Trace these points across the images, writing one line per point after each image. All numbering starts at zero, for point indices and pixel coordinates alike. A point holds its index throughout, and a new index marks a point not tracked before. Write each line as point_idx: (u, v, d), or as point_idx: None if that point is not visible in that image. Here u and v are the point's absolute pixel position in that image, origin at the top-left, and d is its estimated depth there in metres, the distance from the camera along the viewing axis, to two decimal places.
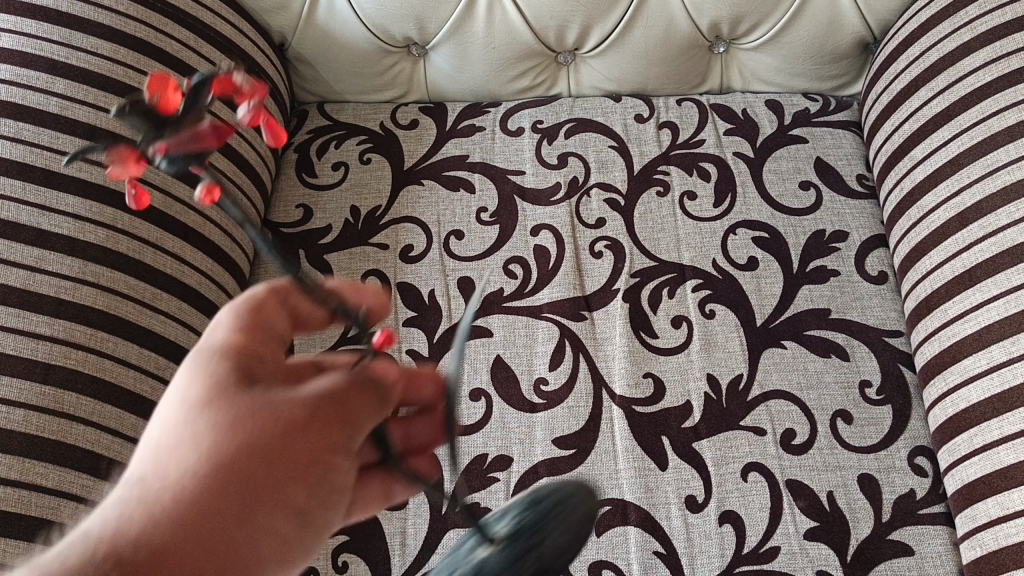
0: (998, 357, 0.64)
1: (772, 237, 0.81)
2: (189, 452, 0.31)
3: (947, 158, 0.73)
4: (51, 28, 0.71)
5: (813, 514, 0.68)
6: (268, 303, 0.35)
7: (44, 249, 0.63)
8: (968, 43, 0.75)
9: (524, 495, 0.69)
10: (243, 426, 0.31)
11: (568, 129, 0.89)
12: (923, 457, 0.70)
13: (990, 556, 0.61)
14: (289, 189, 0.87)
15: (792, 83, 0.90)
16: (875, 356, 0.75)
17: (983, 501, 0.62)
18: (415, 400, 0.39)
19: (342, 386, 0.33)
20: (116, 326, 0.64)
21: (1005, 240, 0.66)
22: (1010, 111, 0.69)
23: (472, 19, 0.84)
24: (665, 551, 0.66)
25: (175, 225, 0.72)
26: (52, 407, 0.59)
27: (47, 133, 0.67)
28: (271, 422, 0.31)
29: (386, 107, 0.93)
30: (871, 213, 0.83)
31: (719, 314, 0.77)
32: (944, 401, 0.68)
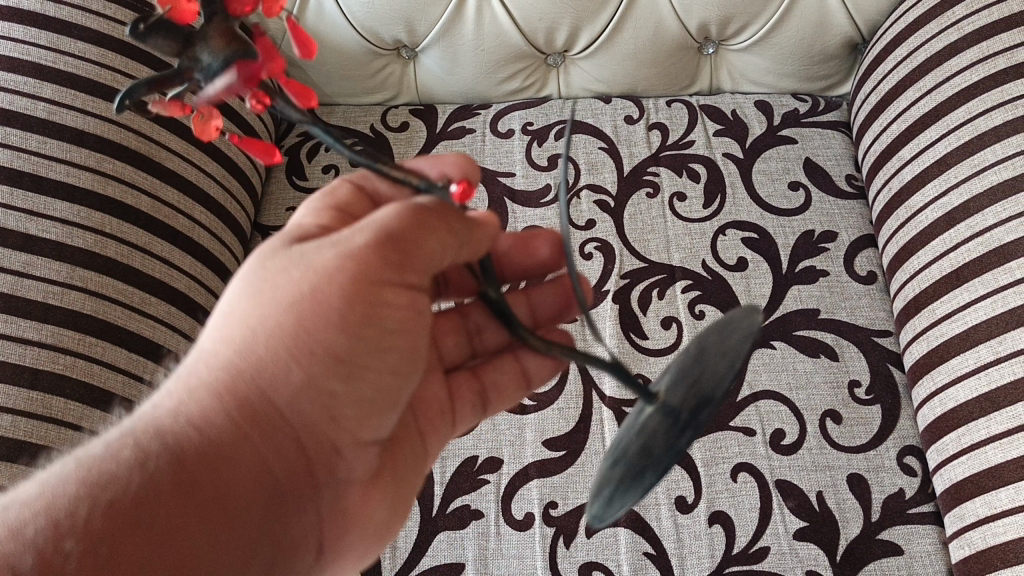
0: (985, 356, 0.64)
1: (762, 237, 0.81)
2: (237, 325, 0.41)
3: (935, 158, 0.73)
4: (39, 33, 0.71)
5: (802, 514, 0.68)
6: (347, 194, 0.48)
7: (32, 254, 0.63)
8: (955, 44, 0.75)
9: (514, 496, 0.69)
10: (266, 295, 0.40)
11: (557, 131, 0.89)
12: (912, 456, 0.70)
13: (978, 556, 0.61)
14: (280, 192, 0.87)
15: (781, 83, 0.91)
16: (865, 356, 0.75)
17: (970, 501, 0.62)
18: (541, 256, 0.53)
19: (366, 247, 0.39)
20: (104, 331, 0.64)
21: (992, 240, 0.66)
22: (996, 111, 0.70)
23: (461, 21, 0.84)
24: (655, 552, 0.67)
25: (164, 229, 0.72)
26: (40, 412, 0.59)
27: (35, 139, 0.67)
28: (284, 280, 0.40)
29: (377, 109, 0.93)
30: (860, 213, 0.83)
31: (708, 315, 0.77)
32: (932, 401, 0.68)
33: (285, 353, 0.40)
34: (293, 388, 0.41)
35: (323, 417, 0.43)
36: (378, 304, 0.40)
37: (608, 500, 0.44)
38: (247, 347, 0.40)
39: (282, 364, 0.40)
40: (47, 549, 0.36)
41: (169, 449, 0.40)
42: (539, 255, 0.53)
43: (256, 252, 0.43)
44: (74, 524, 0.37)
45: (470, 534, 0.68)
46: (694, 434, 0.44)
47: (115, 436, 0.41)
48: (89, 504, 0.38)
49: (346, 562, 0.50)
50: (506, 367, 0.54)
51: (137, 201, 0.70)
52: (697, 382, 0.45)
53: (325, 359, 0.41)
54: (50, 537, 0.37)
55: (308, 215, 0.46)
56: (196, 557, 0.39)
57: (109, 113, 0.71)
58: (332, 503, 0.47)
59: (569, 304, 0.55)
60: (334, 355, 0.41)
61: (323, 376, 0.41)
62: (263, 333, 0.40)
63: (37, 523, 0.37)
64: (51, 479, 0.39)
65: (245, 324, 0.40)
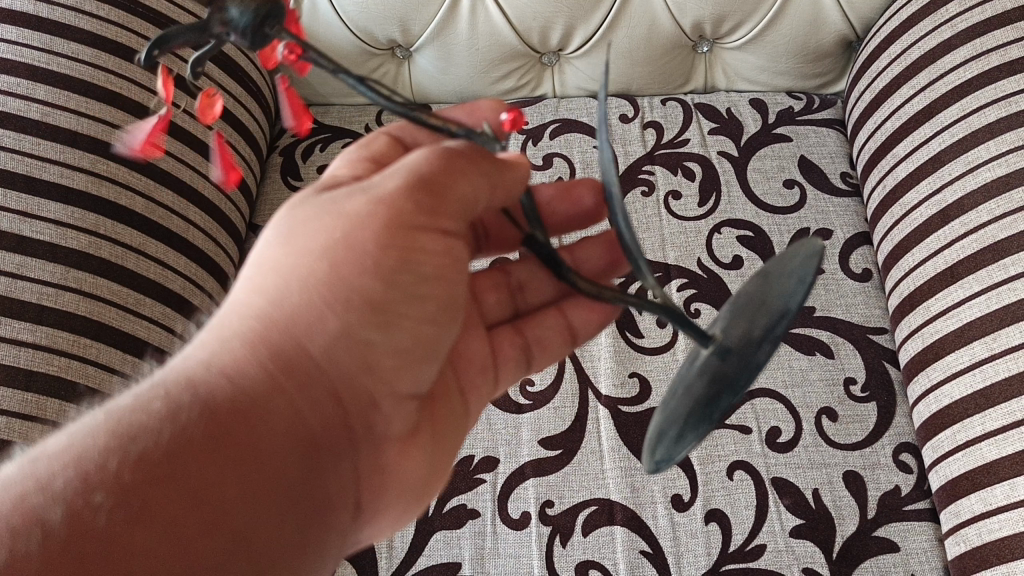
0: (980, 353, 0.64)
1: (756, 236, 0.81)
2: (272, 275, 0.40)
3: (928, 155, 0.73)
4: (32, 34, 0.71)
5: (798, 512, 0.68)
6: (384, 144, 0.48)
7: (26, 255, 0.63)
8: (948, 41, 0.75)
9: (511, 496, 0.69)
10: (301, 245, 0.40)
11: (552, 130, 0.89)
12: (908, 453, 0.70)
13: (974, 552, 0.61)
14: (274, 193, 0.87)
15: (775, 81, 0.91)
16: (860, 353, 0.75)
17: (965, 497, 0.62)
18: (585, 205, 0.54)
19: (397, 191, 0.39)
20: (98, 332, 0.64)
21: (985, 237, 0.66)
22: (989, 108, 0.70)
23: (455, 20, 0.84)
24: (651, 550, 0.67)
25: (158, 229, 0.71)
26: (34, 414, 0.59)
27: (28, 140, 0.67)
28: (319, 229, 0.40)
29: (372, 109, 0.93)
30: (855, 211, 0.83)
31: (704, 313, 0.77)
32: (927, 398, 0.68)
33: (321, 297, 0.39)
34: (331, 335, 0.39)
35: (363, 368, 0.40)
36: (414, 249, 0.39)
37: (676, 438, 0.42)
38: (282, 296, 0.39)
39: (317, 311, 0.39)
40: (77, 498, 0.34)
41: (201, 398, 0.37)
42: (582, 203, 0.54)
43: (290, 206, 0.42)
44: (104, 476, 0.35)
45: (466, 533, 0.68)
46: (769, 352, 0.41)
47: (143, 389, 0.39)
48: (118, 454, 0.35)
49: (384, 528, 0.47)
50: (550, 322, 0.52)
51: (131, 201, 0.70)
52: (762, 301, 0.42)
53: (362, 305, 0.39)
54: (79, 488, 0.34)
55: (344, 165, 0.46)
56: (234, 512, 0.36)
57: (102, 114, 0.71)
58: (372, 461, 0.43)
59: (617, 256, 0.54)
60: (371, 299, 0.39)
61: (362, 324, 0.39)
62: (300, 282, 0.39)
63: (66, 476, 0.35)
64: (74, 434, 0.37)
65: (278, 273, 0.40)
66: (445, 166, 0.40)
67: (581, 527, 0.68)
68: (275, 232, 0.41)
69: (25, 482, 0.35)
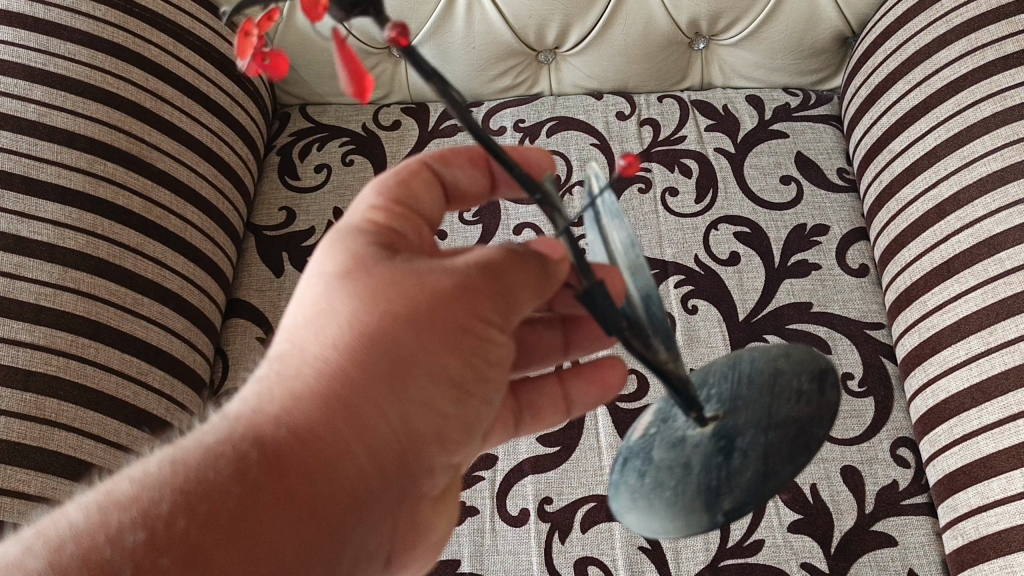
0: (976, 347, 0.64)
1: (753, 231, 0.81)
2: (332, 326, 0.36)
3: (924, 150, 0.73)
4: (28, 35, 0.71)
5: (796, 507, 0.68)
6: (420, 181, 0.43)
7: (24, 256, 0.63)
8: (943, 36, 0.75)
9: (510, 493, 0.70)
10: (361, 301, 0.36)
11: (549, 127, 0.89)
12: (905, 448, 0.71)
13: (971, 545, 0.61)
14: (272, 192, 0.87)
15: (772, 78, 0.90)
16: (857, 348, 0.75)
17: (962, 491, 0.63)
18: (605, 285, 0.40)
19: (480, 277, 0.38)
20: (97, 332, 0.65)
21: (982, 230, 0.66)
22: (984, 102, 0.70)
23: (452, 19, 0.84)
24: (650, 546, 0.67)
25: (155, 229, 0.72)
26: (33, 413, 0.59)
27: (26, 140, 0.67)
28: (379, 287, 0.37)
29: (368, 108, 0.93)
30: (852, 206, 0.83)
31: (702, 309, 0.77)
32: (924, 392, 0.68)
33: (395, 358, 0.36)
34: (402, 400, 0.36)
35: (429, 436, 0.37)
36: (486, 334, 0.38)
37: (753, 485, 0.40)
38: (347, 350, 0.36)
39: (389, 372, 0.36)
40: (143, 559, 0.30)
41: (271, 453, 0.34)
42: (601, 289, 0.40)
43: (337, 254, 0.38)
44: (171, 537, 0.31)
45: (465, 530, 0.68)
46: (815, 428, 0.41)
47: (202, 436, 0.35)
48: (185, 515, 0.32)
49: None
50: (549, 392, 0.52)
51: (129, 202, 0.70)
52: (781, 372, 0.43)
53: (427, 374, 0.36)
54: (145, 548, 0.31)
55: (375, 204, 0.41)
56: None
57: (100, 114, 0.71)
58: (405, 527, 0.41)
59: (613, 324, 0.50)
60: (441, 365, 0.37)
61: (430, 390, 0.37)
62: (365, 337, 0.36)
63: (133, 530, 0.31)
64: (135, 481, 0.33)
65: (341, 327, 0.36)
66: (511, 265, 0.39)
67: (579, 523, 0.68)
68: (328, 280, 0.37)
69: (92, 532, 0.31)
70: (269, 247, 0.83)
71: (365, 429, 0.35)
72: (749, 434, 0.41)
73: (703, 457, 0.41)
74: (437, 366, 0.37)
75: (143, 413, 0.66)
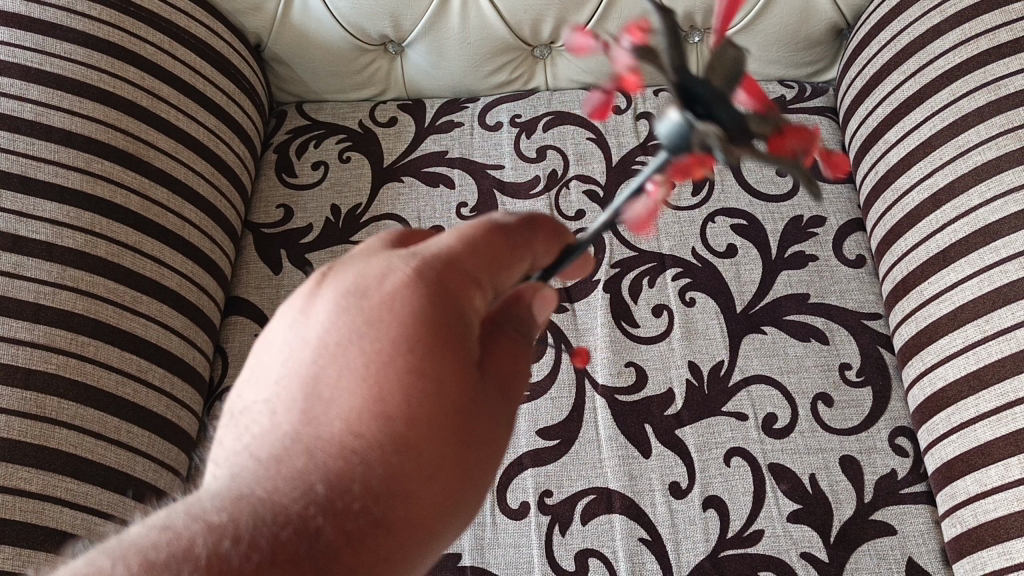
0: (973, 336, 0.64)
1: (750, 223, 0.81)
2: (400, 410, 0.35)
3: (920, 141, 0.74)
4: (24, 35, 0.71)
5: (795, 497, 0.68)
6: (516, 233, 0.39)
7: (23, 255, 0.64)
8: (937, 26, 0.75)
9: (510, 486, 0.70)
10: (438, 411, 0.35)
11: (545, 122, 0.89)
12: (904, 437, 0.71)
13: (971, 533, 0.61)
14: (269, 190, 0.87)
15: (768, 70, 0.90)
16: (854, 339, 0.75)
17: (961, 479, 0.63)
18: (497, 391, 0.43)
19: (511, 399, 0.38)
20: (96, 329, 0.65)
21: (977, 219, 0.67)
22: (979, 92, 0.70)
23: (447, 15, 0.84)
24: (650, 537, 0.67)
25: (153, 228, 0.72)
26: (33, 412, 0.60)
27: (22, 140, 0.67)
28: (457, 401, 0.36)
29: (365, 105, 0.93)
30: (848, 198, 0.83)
31: (699, 302, 0.77)
32: (922, 381, 0.68)
33: (455, 487, 0.35)
34: (442, 529, 0.36)
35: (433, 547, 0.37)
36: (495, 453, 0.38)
37: None
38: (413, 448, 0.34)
39: (444, 502, 0.35)
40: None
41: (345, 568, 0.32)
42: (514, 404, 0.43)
43: (422, 325, 0.35)
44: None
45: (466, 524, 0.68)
46: None
47: (258, 495, 0.33)
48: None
49: None
50: None
51: (126, 200, 0.70)
52: None
53: (463, 505, 0.36)
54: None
55: (459, 249, 0.37)
56: None
57: (96, 113, 0.71)
58: None
59: None
60: (477, 495, 0.37)
61: (461, 519, 0.37)
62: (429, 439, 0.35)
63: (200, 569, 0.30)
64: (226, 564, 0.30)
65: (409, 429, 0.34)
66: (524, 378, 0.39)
67: (580, 515, 0.68)
68: (410, 355, 0.35)
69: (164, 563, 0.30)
70: (267, 245, 0.84)
71: (409, 557, 0.34)
72: None
73: None
74: (476, 496, 0.37)
75: (143, 411, 0.66)
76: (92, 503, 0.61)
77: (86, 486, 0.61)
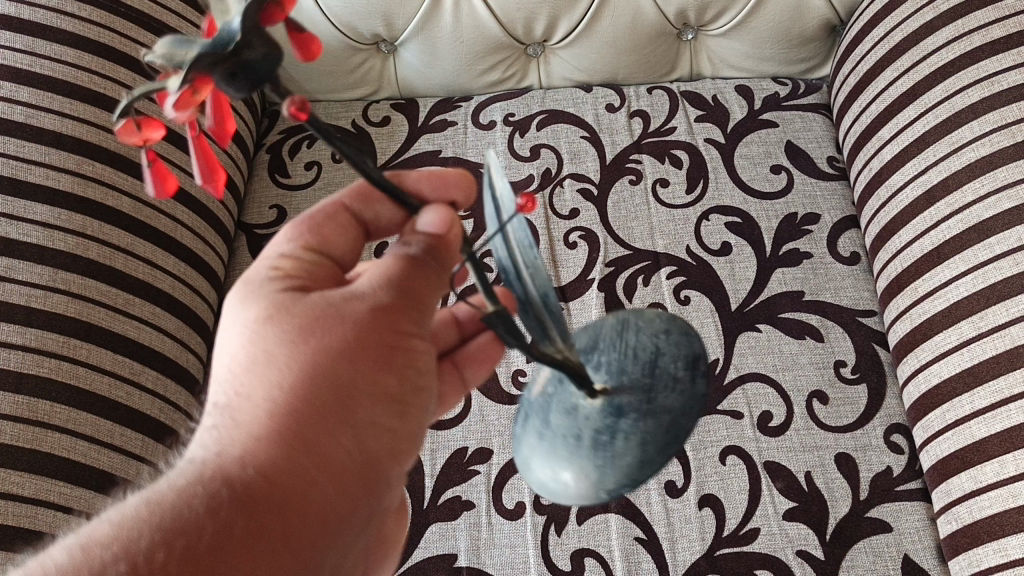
0: (967, 333, 0.64)
1: (744, 221, 0.81)
2: (253, 357, 0.37)
3: (913, 138, 0.74)
4: (13, 36, 0.71)
5: (791, 495, 0.68)
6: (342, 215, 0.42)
7: (14, 258, 0.63)
8: (931, 23, 0.75)
9: (505, 486, 0.70)
10: (315, 339, 0.36)
11: (539, 121, 0.89)
12: (899, 434, 0.71)
13: (966, 530, 0.61)
14: (262, 190, 0.87)
15: (761, 68, 0.90)
16: (850, 336, 0.75)
17: (956, 476, 0.63)
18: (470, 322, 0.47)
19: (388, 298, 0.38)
20: (89, 333, 0.64)
21: (972, 216, 0.67)
22: (973, 88, 0.70)
23: (440, 14, 0.84)
24: (646, 536, 0.67)
25: (145, 230, 0.72)
26: (25, 416, 0.59)
27: (13, 142, 0.67)
28: (334, 324, 0.37)
29: (358, 105, 0.93)
30: (843, 194, 0.83)
31: (694, 300, 0.77)
32: (917, 378, 0.69)
33: (341, 393, 0.37)
34: (340, 419, 0.37)
35: (369, 438, 0.38)
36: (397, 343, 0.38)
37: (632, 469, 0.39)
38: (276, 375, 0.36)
39: (372, 412, 0.38)
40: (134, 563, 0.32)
41: (294, 488, 0.36)
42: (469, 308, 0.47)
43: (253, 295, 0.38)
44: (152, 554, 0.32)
45: (461, 525, 0.68)
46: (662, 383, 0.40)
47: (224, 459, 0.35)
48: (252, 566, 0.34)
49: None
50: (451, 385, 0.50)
51: (118, 202, 0.70)
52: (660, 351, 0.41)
53: (395, 399, 0.39)
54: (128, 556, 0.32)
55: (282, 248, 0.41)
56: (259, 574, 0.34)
57: (87, 114, 0.71)
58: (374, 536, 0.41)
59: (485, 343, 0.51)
60: (378, 383, 0.38)
61: (368, 406, 0.37)
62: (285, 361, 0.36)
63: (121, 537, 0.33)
64: (193, 531, 0.34)
65: (295, 365, 0.36)
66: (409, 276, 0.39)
67: (576, 515, 0.68)
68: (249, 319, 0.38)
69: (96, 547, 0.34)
70: (260, 246, 0.83)
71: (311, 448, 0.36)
72: (634, 413, 0.40)
73: (591, 433, 0.40)
74: (374, 385, 0.37)
75: (136, 413, 0.66)
76: (87, 507, 0.60)
77: (81, 490, 0.60)
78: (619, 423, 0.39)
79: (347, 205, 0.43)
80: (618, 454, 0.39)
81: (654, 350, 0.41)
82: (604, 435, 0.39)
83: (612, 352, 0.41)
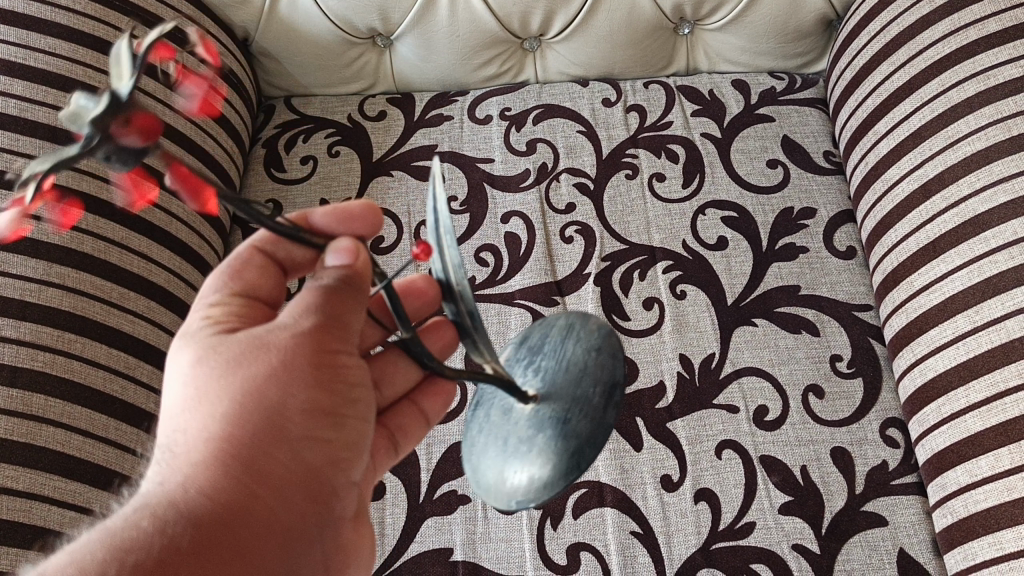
0: (963, 326, 0.64)
1: (740, 215, 0.81)
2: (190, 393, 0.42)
3: (909, 132, 0.73)
4: (8, 30, 0.70)
5: (787, 489, 0.68)
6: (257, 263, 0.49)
7: (7, 251, 0.63)
8: (927, 17, 0.75)
9: None
10: (243, 369, 0.42)
11: (535, 115, 0.88)
12: (894, 428, 0.71)
13: (961, 523, 0.61)
14: (257, 185, 0.87)
15: (758, 62, 0.90)
16: (845, 330, 0.75)
17: (951, 470, 0.63)
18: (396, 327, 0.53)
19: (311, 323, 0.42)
20: (83, 327, 0.64)
21: (967, 209, 0.67)
22: (968, 82, 0.70)
23: (436, 8, 0.84)
24: (642, 530, 0.67)
25: (140, 223, 0.71)
26: (19, 410, 0.59)
27: (7, 135, 0.67)
28: (261, 355, 0.42)
29: (354, 99, 0.92)
30: (839, 188, 0.83)
31: (690, 294, 0.77)
32: (913, 371, 0.69)
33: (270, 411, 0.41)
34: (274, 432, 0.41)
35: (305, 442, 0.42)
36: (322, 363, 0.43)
37: (546, 481, 0.44)
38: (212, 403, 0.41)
39: (305, 425, 0.42)
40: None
41: (240, 502, 0.40)
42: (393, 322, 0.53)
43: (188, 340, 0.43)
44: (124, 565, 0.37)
45: (456, 519, 0.68)
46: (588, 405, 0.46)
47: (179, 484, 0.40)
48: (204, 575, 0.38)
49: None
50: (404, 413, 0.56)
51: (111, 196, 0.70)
52: (589, 374, 0.47)
53: (327, 413, 0.43)
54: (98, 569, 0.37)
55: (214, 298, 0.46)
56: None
57: None
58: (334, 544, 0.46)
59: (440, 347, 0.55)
60: (306, 399, 0.42)
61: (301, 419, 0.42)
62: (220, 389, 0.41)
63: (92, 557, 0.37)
64: (151, 546, 0.38)
65: (229, 393, 0.41)
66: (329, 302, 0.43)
67: (571, 509, 0.68)
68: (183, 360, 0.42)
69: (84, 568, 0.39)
70: None
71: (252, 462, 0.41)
72: (552, 428, 0.46)
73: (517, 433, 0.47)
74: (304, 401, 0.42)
75: (131, 407, 0.66)
76: (81, 501, 0.60)
77: (75, 484, 0.60)
78: (538, 435, 0.46)
79: (261, 251, 0.49)
80: (532, 460, 0.45)
81: (584, 365, 0.48)
82: (524, 443, 0.46)
83: (550, 359, 0.49)
